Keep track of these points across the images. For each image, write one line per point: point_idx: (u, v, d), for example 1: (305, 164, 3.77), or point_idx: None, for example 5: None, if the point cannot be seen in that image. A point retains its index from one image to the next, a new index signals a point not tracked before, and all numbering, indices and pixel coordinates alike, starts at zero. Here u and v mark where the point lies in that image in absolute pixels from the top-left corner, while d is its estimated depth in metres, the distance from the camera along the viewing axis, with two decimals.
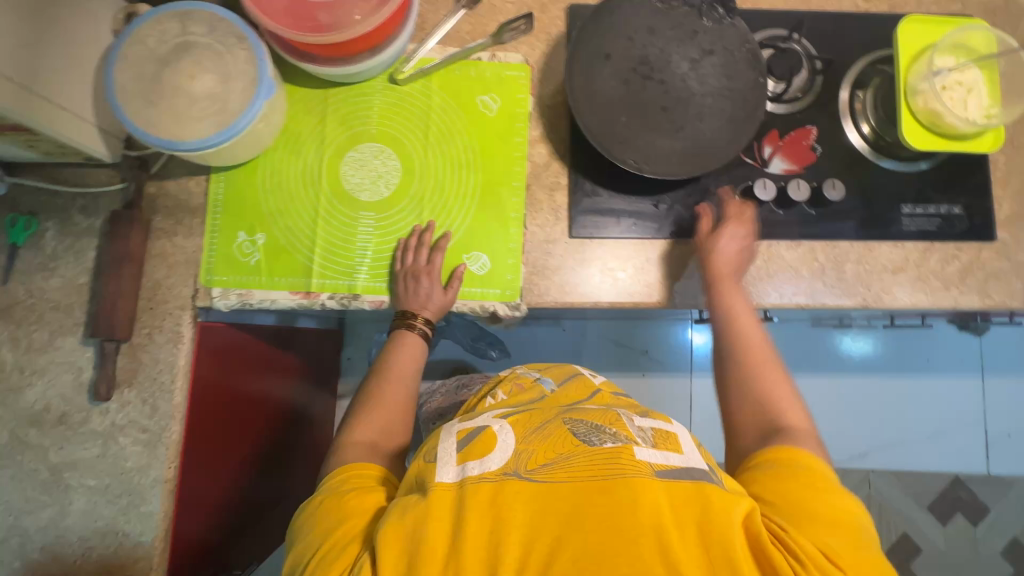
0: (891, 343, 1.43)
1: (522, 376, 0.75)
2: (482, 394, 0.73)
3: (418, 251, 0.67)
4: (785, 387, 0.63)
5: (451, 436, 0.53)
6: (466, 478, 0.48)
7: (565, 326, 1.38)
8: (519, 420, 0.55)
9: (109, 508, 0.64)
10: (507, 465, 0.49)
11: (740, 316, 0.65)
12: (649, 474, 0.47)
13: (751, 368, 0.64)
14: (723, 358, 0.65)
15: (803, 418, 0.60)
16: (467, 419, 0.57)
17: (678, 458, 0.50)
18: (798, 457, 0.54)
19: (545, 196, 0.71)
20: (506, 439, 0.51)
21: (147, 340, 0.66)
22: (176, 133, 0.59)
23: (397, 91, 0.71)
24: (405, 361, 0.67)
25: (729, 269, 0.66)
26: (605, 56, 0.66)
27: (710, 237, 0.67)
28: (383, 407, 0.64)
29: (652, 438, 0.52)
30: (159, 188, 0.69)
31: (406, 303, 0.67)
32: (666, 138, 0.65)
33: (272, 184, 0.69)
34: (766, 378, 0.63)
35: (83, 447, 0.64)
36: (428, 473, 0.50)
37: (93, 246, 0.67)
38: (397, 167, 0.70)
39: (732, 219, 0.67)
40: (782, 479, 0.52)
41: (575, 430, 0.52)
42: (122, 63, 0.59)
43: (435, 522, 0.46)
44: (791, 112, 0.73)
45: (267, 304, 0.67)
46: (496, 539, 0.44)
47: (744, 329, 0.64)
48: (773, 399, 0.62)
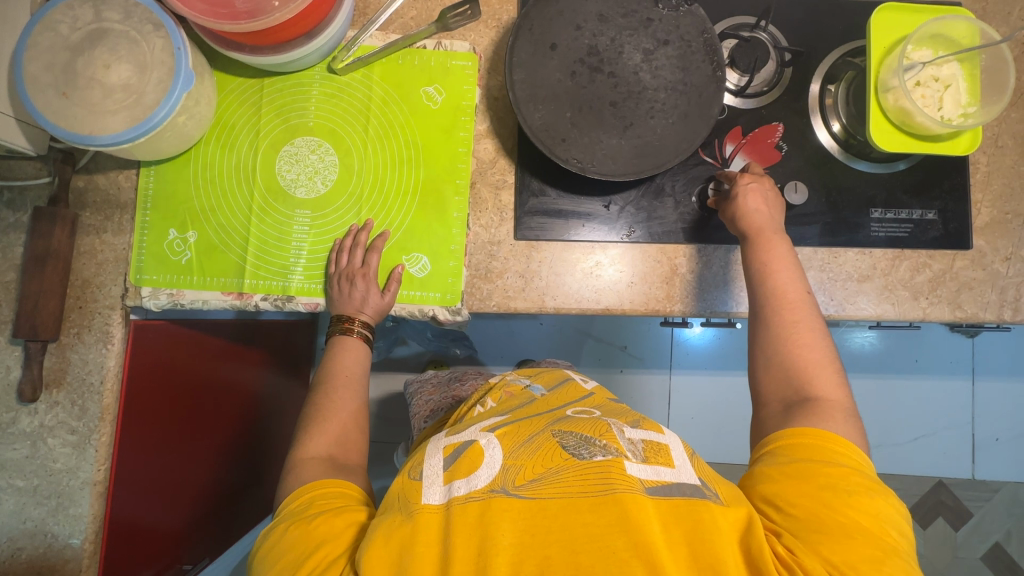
0: (880, 343, 1.39)
1: (512, 383, 0.73)
2: (471, 402, 0.71)
3: (354, 251, 0.64)
4: (823, 348, 0.56)
5: (439, 452, 0.52)
6: (453, 498, 0.46)
7: (542, 321, 1.35)
8: (507, 433, 0.53)
9: (38, 510, 0.63)
10: (495, 481, 0.47)
11: (778, 269, 0.58)
12: (640, 490, 0.46)
13: (779, 325, 0.57)
14: (757, 316, 0.59)
15: (834, 387, 0.54)
16: (455, 432, 0.56)
17: (670, 473, 0.49)
18: (835, 445, 0.49)
19: (490, 194, 0.67)
20: (493, 454, 0.50)
21: (76, 340, 0.65)
22: (88, 128, 0.56)
23: (337, 81, 0.67)
24: (350, 364, 0.64)
25: (767, 220, 0.61)
26: (551, 45, 0.61)
27: (733, 197, 0.62)
28: (333, 417, 0.61)
29: (642, 451, 0.51)
30: (88, 182, 0.66)
31: (341, 307, 0.64)
32: (614, 136, 0.61)
33: (204, 179, 0.66)
34: (797, 340, 0.56)
35: (12, 448, 0.63)
36: (412, 492, 0.49)
37: (20, 242, 0.65)
38: (335, 163, 0.67)
39: (746, 173, 0.64)
40: (808, 472, 0.48)
41: (565, 443, 0.51)
42: (32, 52, 0.55)
43: (422, 547, 0.44)
44: (757, 106, 0.68)
45: (198, 305, 0.65)
46: (484, 561, 0.42)
47: (781, 283, 0.58)
48: (803, 367, 0.55)
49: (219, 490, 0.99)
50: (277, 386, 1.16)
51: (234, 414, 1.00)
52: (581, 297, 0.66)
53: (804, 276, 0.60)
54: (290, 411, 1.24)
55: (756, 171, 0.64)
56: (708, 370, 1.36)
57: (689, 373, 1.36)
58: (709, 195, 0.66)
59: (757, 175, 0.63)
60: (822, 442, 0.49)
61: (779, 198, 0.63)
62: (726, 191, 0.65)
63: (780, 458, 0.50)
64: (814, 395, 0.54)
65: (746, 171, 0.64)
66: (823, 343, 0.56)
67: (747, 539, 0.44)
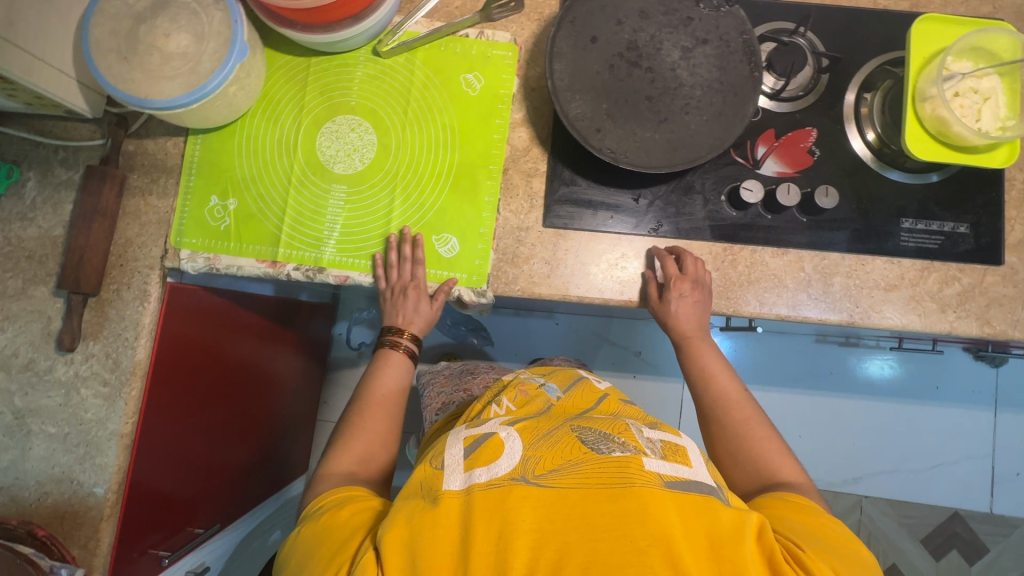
0: (900, 366, 1.37)
1: (528, 382, 0.74)
2: (486, 400, 0.72)
3: (403, 265, 0.66)
4: (774, 438, 0.63)
5: (459, 442, 0.53)
6: (473, 485, 0.47)
7: (558, 320, 1.36)
8: (528, 429, 0.54)
9: (66, 457, 0.65)
10: (515, 470, 0.48)
11: (717, 374, 0.67)
12: (658, 485, 0.46)
13: (731, 427, 0.64)
14: (713, 426, 0.65)
15: (797, 471, 0.61)
16: (475, 425, 0.57)
17: (687, 471, 0.49)
18: (805, 498, 0.56)
19: (522, 181, 0.69)
20: (513, 445, 0.51)
21: (115, 297, 0.67)
22: (147, 91, 0.59)
23: (380, 64, 0.70)
24: (392, 376, 0.68)
25: (694, 326, 0.66)
26: (591, 38, 0.63)
27: (662, 305, 0.65)
28: (364, 434, 0.64)
29: (660, 449, 0.51)
30: (138, 146, 0.69)
31: (392, 319, 0.68)
32: (649, 130, 0.62)
33: (248, 151, 0.69)
34: (755, 437, 0.63)
35: (47, 396, 0.66)
36: (435, 480, 0.50)
37: (71, 199, 0.68)
38: (373, 142, 0.69)
39: (676, 279, 0.64)
40: (787, 516, 0.53)
41: (584, 437, 0.51)
42: (100, 17, 0.59)
43: (442, 529, 0.45)
44: (791, 110, 0.68)
45: (233, 270, 0.67)
46: (505, 544, 0.43)
47: (723, 388, 0.66)
48: (768, 458, 0.62)
49: (235, 464, 1.00)
50: (299, 368, 1.18)
51: (256, 394, 1.03)
52: (605, 289, 0.67)
53: (736, 373, 0.68)
54: (308, 395, 1.25)
55: (692, 273, 0.64)
56: None
57: None
58: (649, 268, 0.67)
59: (688, 280, 0.64)
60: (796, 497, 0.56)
61: (707, 293, 0.65)
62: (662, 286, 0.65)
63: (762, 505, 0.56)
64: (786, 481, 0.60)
65: (678, 274, 0.64)
66: (774, 435, 0.64)
67: (763, 542, 0.45)
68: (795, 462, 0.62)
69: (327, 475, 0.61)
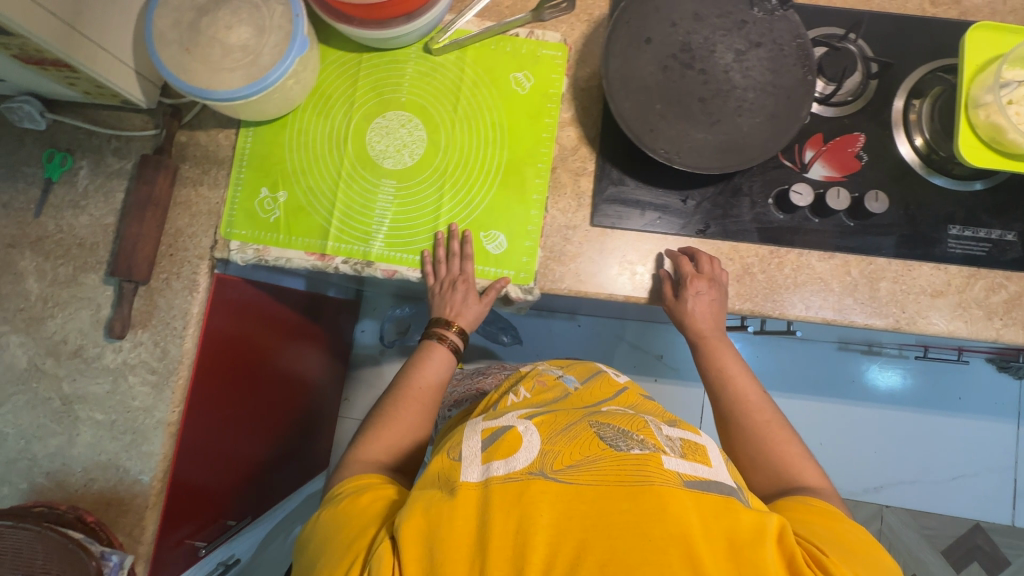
0: (923, 376, 1.37)
1: (545, 373, 0.74)
2: (503, 390, 0.72)
3: (452, 260, 0.67)
4: (794, 441, 0.63)
5: (475, 434, 0.52)
6: (491, 477, 0.46)
7: (580, 322, 1.36)
8: (545, 422, 0.53)
9: (113, 444, 0.65)
10: (532, 465, 0.46)
11: (734, 374, 0.66)
12: (678, 484, 0.44)
13: (751, 428, 0.63)
14: (732, 427, 0.65)
15: (819, 476, 0.60)
16: (491, 418, 0.56)
17: (707, 471, 0.47)
18: (827, 503, 0.55)
19: (570, 180, 0.69)
20: (531, 439, 0.49)
21: (164, 286, 0.67)
22: (208, 82, 0.60)
23: (431, 62, 0.70)
24: (433, 370, 0.67)
25: (711, 325, 0.66)
26: (645, 40, 0.63)
27: (678, 304, 0.65)
28: (396, 425, 0.64)
29: (680, 447, 0.49)
30: (190, 137, 0.70)
31: (440, 311, 0.67)
32: (702, 130, 0.62)
33: (299, 145, 0.69)
34: (775, 439, 0.62)
35: (95, 382, 0.66)
36: (452, 473, 0.48)
37: (122, 188, 0.69)
38: (423, 138, 0.69)
39: (693, 276, 0.64)
40: (806, 521, 0.52)
41: (602, 433, 0.49)
42: (163, 9, 0.60)
43: (458, 520, 0.44)
44: (838, 115, 0.69)
45: (282, 262, 0.68)
46: (522, 538, 0.42)
47: (742, 388, 0.65)
48: (788, 461, 0.61)
49: (264, 458, 1.00)
50: (324, 365, 1.18)
51: (286, 389, 1.03)
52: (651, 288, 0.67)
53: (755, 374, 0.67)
54: (332, 393, 1.26)
55: (708, 271, 0.64)
56: None
57: None
58: (664, 267, 0.67)
59: (705, 278, 0.64)
60: (816, 502, 0.55)
61: (723, 292, 0.65)
62: (677, 285, 0.65)
63: (784, 511, 0.54)
64: (807, 486, 0.59)
65: (695, 272, 0.64)
66: (794, 438, 0.63)
67: (787, 545, 0.43)
68: (816, 466, 0.61)
69: (367, 464, 0.61)
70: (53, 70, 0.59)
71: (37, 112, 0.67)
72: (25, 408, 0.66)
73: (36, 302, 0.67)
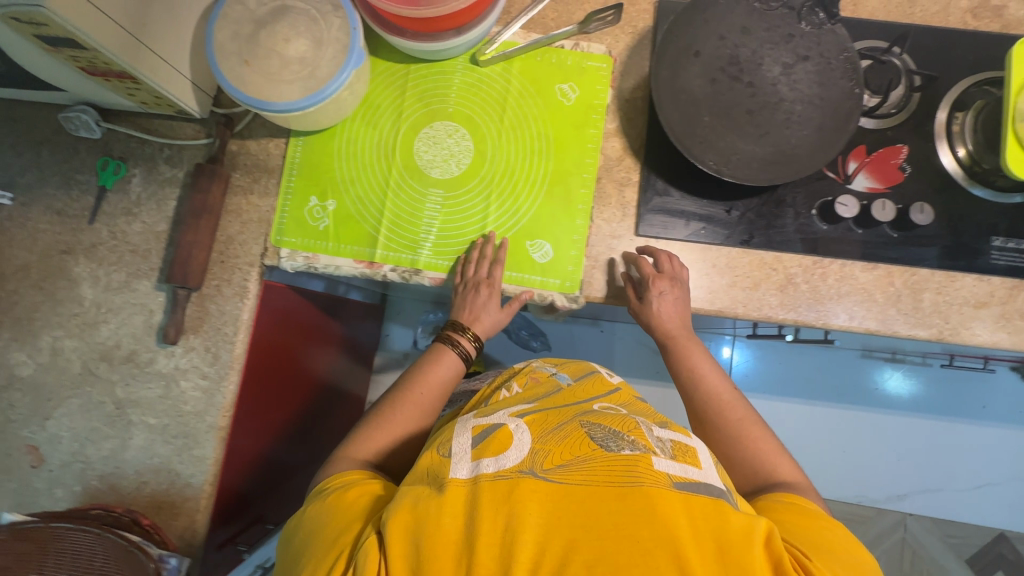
0: (947, 384, 1.36)
1: (539, 370, 0.70)
2: (497, 384, 0.69)
3: (482, 263, 0.67)
4: (769, 437, 0.62)
5: (467, 431, 0.50)
6: (480, 475, 0.44)
7: (603, 328, 1.35)
8: (536, 419, 0.51)
9: (165, 447, 0.67)
10: (522, 463, 0.45)
11: (703, 372, 0.66)
12: (668, 485, 0.43)
13: (725, 426, 0.63)
14: (706, 426, 0.64)
15: (794, 470, 0.60)
16: (483, 414, 0.54)
17: (697, 473, 0.46)
18: (809, 502, 0.54)
19: (615, 190, 0.70)
20: (521, 438, 0.48)
21: (216, 292, 0.68)
22: (266, 94, 0.61)
23: (477, 73, 0.71)
24: (440, 374, 0.66)
25: (678, 324, 0.66)
26: (694, 53, 0.64)
27: (642, 306, 0.65)
28: (391, 427, 0.63)
29: (671, 449, 0.48)
30: (241, 146, 0.71)
31: (460, 314, 0.68)
32: (750, 142, 0.63)
33: (347, 154, 0.70)
34: (749, 436, 0.62)
35: (147, 387, 0.67)
36: (440, 470, 0.46)
37: (174, 196, 0.70)
38: (470, 148, 0.70)
39: (654, 277, 0.64)
40: (794, 523, 0.51)
41: (593, 433, 0.48)
42: (223, 21, 0.61)
43: (446, 518, 0.42)
44: (881, 128, 0.69)
45: (331, 270, 0.69)
46: (509, 537, 0.40)
47: (713, 386, 0.65)
48: (765, 457, 0.61)
49: (297, 461, 1.01)
50: (350, 369, 1.19)
51: (317, 393, 1.03)
52: (696, 297, 0.68)
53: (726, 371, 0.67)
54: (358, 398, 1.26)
55: (668, 270, 0.65)
56: (765, 392, 1.40)
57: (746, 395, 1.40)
58: (625, 270, 0.68)
59: (667, 278, 0.65)
60: (798, 501, 0.55)
61: (685, 288, 0.66)
62: (641, 287, 0.66)
63: (766, 511, 0.54)
64: (785, 481, 0.59)
65: (657, 272, 0.65)
66: (768, 433, 0.63)
67: (773, 548, 0.42)
68: (791, 461, 0.61)
69: None
70: (116, 81, 0.60)
71: (94, 121, 0.68)
72: (79, 412, 0.67)
73: (90, 307, 0.69)
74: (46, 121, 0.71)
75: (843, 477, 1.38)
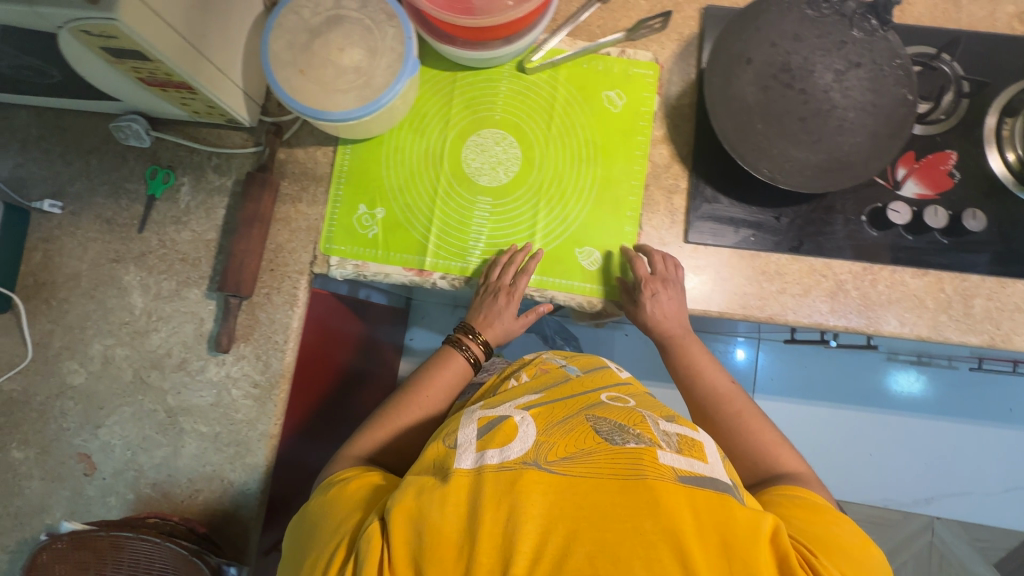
0: (976, 387, 1.35)
1: (549, 362, 0.66)
2: (505, 374, 0.66)
3: (507, 268, 0.67)
4: (769, 428, 0.63)
5: (472, 422, 0.49)
6: (484, 465, 0.43)
7: (628, 331, 1.33)
8: (543, 411, 0.50)
9: (217, 455, 0.67)
10: (527, 455, 0.44)
11: (702, 370, 0.66)
12: (671, 478, 0.42)
13: (725, 420, 0.64)
14: (706, 421, 0.65)
15: (797, 460, 0.61)
16: (490, 404, 0.53)
17: (703, 467, 0.45)
18: (811, 494, 0.54)
19: (663, 197, 0.70)
20: (526, 430, 0.47)
21: (266, 300, 0.69)
22: (322, 103, 0.61)
23: (524, 80, 0.72)
24: (443, 378, 0.66)
25: (676, 325, 0.66)
26: (746, 60, 0.64)
27: (638, 308, 0.66)
28: (391, 426, 0.63)
29: (676, 443, 0.47)
30: (289, 154, 0.71)
31: (474, 317, 0.68)
32: (803, 149, 0.63)
33: (395, 162, 0.70)
34: (750, 428, 0.63)
35: (199, 395, 0.68)
36: (444, 461, 0.46)
37: (223, 205, 0.70)
38: (517, 156, 0.70)
39: (647, 280, 0.65)
40: (798, 517, 0.51)
41: (598, 427, 0.47)
42: (277, 31, 0.61)
43: (450, 508, 0.42)
44: (930, 134, 0.69)
45: (380, 278, 0.69)
46: (512, 527, 0.40)
47: (712, 381, 0.66)
48: (766, 448, 0.62)
49: None
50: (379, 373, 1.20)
51: (352, 396, 1.04)
52: (746, 303, 0.68)
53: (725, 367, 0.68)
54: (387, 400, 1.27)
55: (662, 272, 0.65)
56: (790, 394, 1.39)
57: (771, 398, 1.39)
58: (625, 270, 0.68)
59: (660, 279, 0.65)
60: (805, 495, 0.54)
61: (682, 288, 0.66)
62: (636, 289, 0.65)
63: (773, 506, 0.53)
64: (786, 470, 0.60)
65: (649, 274, 0.65)
66: (768, 425, 0.64)
67: (778, 542, 0.42)
68: (791, 450, 0.62)
69: None
70: (172, 91, 0.61)
71: (144, 130, 0.68)
72: (131, 420, 0.67)
73: (141, 315, 0.69)
74: (94, 131, 0.72)
75: (869, 481, 1.38)
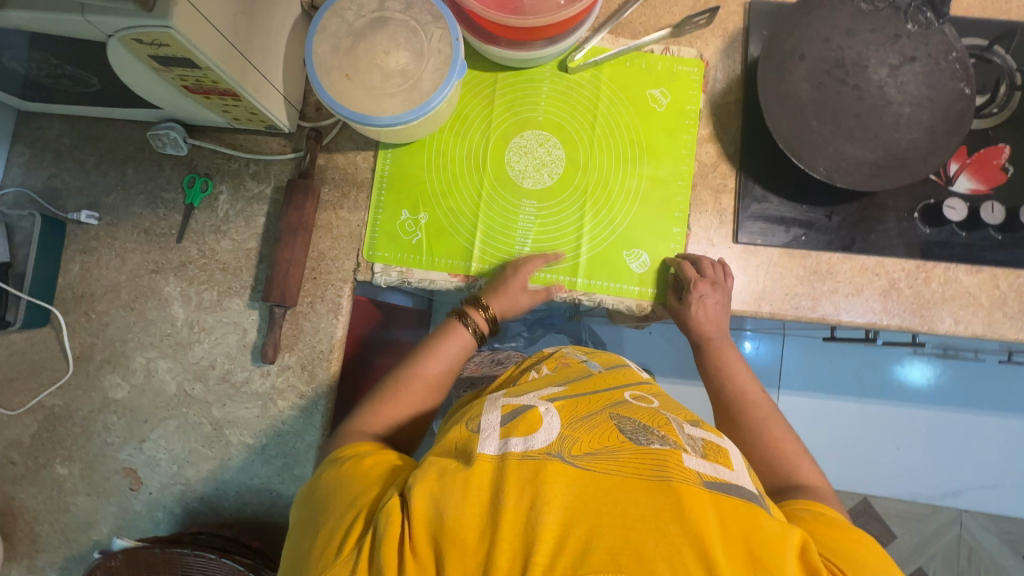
0: (1008, 379, 1.33)
1: (570, 356, 0.64)
2: (524, 367, 0.63)
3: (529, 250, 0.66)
4: (794, 441, 0.59)
5: (496, 409, 0.46)
6: (508, 452, 0.40)
7: (651, 329, 1.32)
8: (567, 404, 0.46)
9: (265, 468, 0.66)
10: (551, 446, 0.40)
11: (732, 373, 0.64)
12: (698, 482, 0.38)
13: (747, 422, 0.61)
14: (729, 421, 0.62)
15: (816, 475, 0.57)
16: (513, 394, 0.50)
17: (728, 474, 0.41)
18: (830, 511, 0.49)
19: (711, 197, 0.68)
20: (551, 421, 0.43)
21: (309, 309, 0.67)
22: (368, 108, 0.59)
23: (566, 80, 0.70)
24: (448, 350, 0.62)
25: (714, 328, 0.64)
26: (799, 57, 0.63)
27: (682, 307, 0.64)
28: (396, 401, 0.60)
29: (701, 448, 0.43)
30: (328, 160, 0.70)
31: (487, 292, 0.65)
32: (859, 147, 0.62)
33: (437, 166, 0.69)
34: (772, 436, 0.59)
35: (244, 407, 0.66)
36: (466, 443, 0.42)
37: (263, 212, 0.69)
38: (562, 158, 0.69)
39: (697, 281, 0.63)
40: (824, 534, 0.45)
41: (622, 427, 0.43)
42: (321, 35, 0.59)
43: (471, 492, 0.38)
44: (983, 127, 0.68)
45: (426, 285, 0.68)
46: (534, 515, 0.36)
47: (742, 385, 0.63)
48: (787, 459, 0.58)
49: None
50: None
51: None
52: (797, 304, 0.67)
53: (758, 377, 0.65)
54: None
55: (711, 276, 0.63)
56: (816, 389, 1.38)
57: (796, 393, 1.38)
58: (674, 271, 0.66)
59: (709, 282, 0.63)
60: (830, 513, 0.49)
61: (728, 293, 0.64)
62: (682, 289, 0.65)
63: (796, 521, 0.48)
64: (805, 483, 0.55)
65: (699, 276, 0.63)
66: (794, 437, 0.60)
67: (807, 557, 0.38)
68: (813, 465, 0.58)
69: None
70: (216, 99, 0.59)
71: (182, 137, 0.67)
72: (177, 433, 0.67)
73: (183, 327, 0.68)
74: (129, 139, 0.70)
75: (896, 475, 1.38)
